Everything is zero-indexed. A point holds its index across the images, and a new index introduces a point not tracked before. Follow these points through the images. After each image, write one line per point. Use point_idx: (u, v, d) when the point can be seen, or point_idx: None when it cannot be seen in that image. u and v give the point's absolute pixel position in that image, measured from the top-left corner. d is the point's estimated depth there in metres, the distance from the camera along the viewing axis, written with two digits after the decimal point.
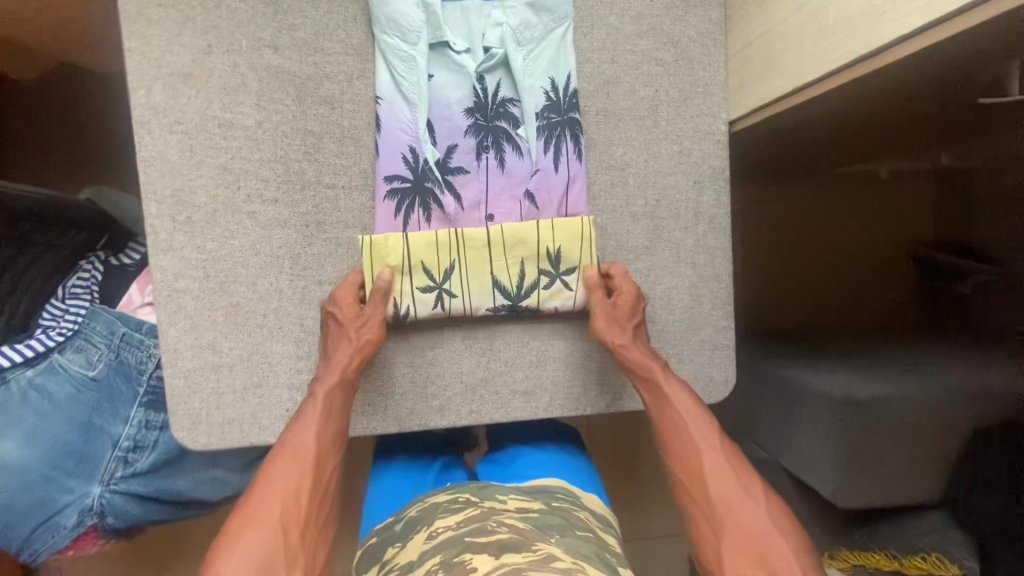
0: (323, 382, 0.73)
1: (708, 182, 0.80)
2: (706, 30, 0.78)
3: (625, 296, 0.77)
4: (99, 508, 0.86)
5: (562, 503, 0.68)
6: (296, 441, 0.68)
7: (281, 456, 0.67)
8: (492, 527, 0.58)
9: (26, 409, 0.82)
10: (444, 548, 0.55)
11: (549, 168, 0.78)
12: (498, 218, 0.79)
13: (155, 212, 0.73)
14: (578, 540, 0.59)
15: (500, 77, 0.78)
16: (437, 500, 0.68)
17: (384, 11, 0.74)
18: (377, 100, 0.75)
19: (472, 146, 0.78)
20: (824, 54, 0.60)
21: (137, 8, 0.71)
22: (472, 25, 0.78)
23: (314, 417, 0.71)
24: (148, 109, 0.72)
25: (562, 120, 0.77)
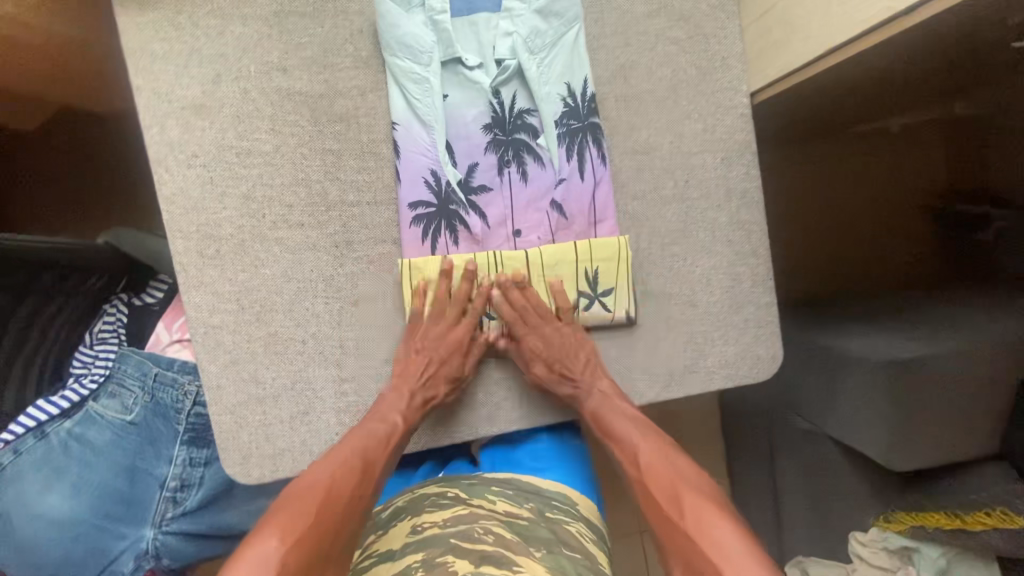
0: (396, 405, 0.73)
1: (736, 157, 0.78)
2: (717, 2, 0.76)
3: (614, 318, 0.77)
4: (155, 550, 0.85)
5: (555, 514, 0.67)
6: (356, 450, 0.67)
7: (332, 457, 0.66)
8: (479, 532, 0.57)
9: (70, 460, 0.81)
10: (427, 547, 0.55)
11: (575, 180, 0.76)
12: (527, 234, 0.77)
13: (183, 249, 0.72)
14: (565, 559, 0.58)
15: (515, 88, 0.76)
16: (426, 493, 0.69)
17: (394, 33, 0.72)
18: (394, 125, 0.74)
19: (493, 164, 0.76)
20: (852, 14, 0.60)
21: (141, 45, 0.70)
22: (481, 37, 0.76)
23: (371, 437, 0.69)
24: (164, 146, 0.71)
25: (583, 126, 0.75)
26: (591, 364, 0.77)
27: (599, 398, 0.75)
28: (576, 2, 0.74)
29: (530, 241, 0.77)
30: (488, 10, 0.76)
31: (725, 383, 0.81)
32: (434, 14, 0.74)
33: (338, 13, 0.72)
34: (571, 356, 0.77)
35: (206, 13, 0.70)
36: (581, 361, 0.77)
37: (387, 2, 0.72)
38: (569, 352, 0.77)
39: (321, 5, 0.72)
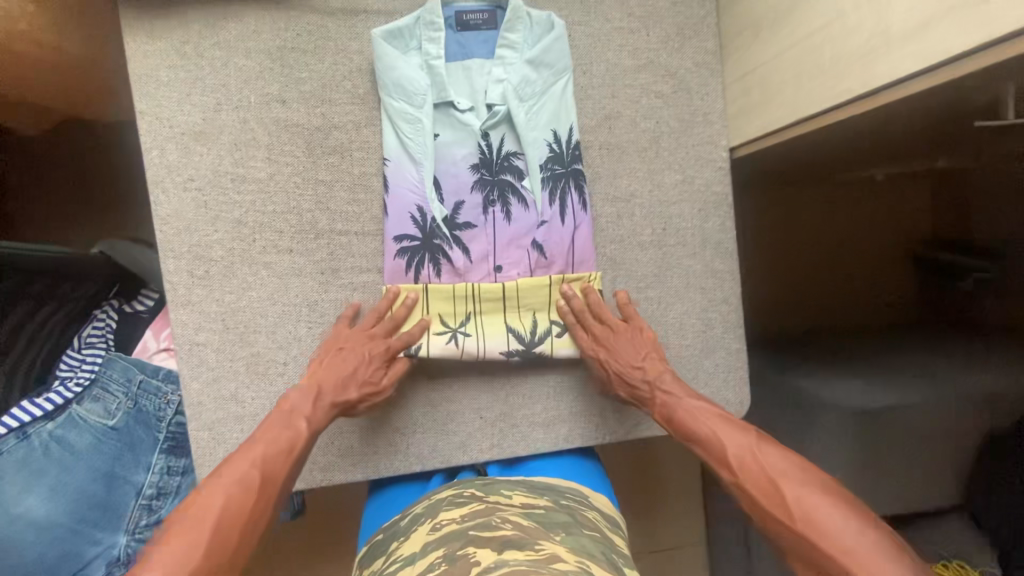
0: (302, 407, 0.70)
1: (713, 209, 0.81)
2: (702, 60, 0.80)
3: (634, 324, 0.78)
4: (127, 558, 0.84)
5: (570, 501, 0.69)
6: (241, 462, 0.64)
7: (223, 474, 0.63)
8: (497, 523, 0.59)
9: (51, 463, 0.81)
10: (448, 542, 0.56)
11: (556, 221, 0.79)
12: (507, 270, 0.80)
13: (173, 268, 0.75)
14: (585, 539, 0.60)
15: (504, 132, 0.79)
16: (442, 496, 0.70)
17: (390, 75, 0.75)
18: (385, 161, 0.77)
19: (478, 202, 0.79)
20: (823, 88, 0.61)
21: (147, 71, 0.73)
22: (473, 82, 0.80)
23: (263, 445, 0.66)
24: (162, 168, 0.74)
25: (566, 171, 0.79)
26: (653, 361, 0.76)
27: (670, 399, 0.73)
28: (567, 54, 0.78)
29: (510, 275, 0.80)
30: (482, 56, 0.81)
31: None
32: (430, 59, 0.78)
33: (338, 52, 0.75)
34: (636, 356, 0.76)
35: (211, 44, 0.74)
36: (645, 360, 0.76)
37: (385, 44, 0.75)
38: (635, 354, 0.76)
39: (323, 43, 0.75)
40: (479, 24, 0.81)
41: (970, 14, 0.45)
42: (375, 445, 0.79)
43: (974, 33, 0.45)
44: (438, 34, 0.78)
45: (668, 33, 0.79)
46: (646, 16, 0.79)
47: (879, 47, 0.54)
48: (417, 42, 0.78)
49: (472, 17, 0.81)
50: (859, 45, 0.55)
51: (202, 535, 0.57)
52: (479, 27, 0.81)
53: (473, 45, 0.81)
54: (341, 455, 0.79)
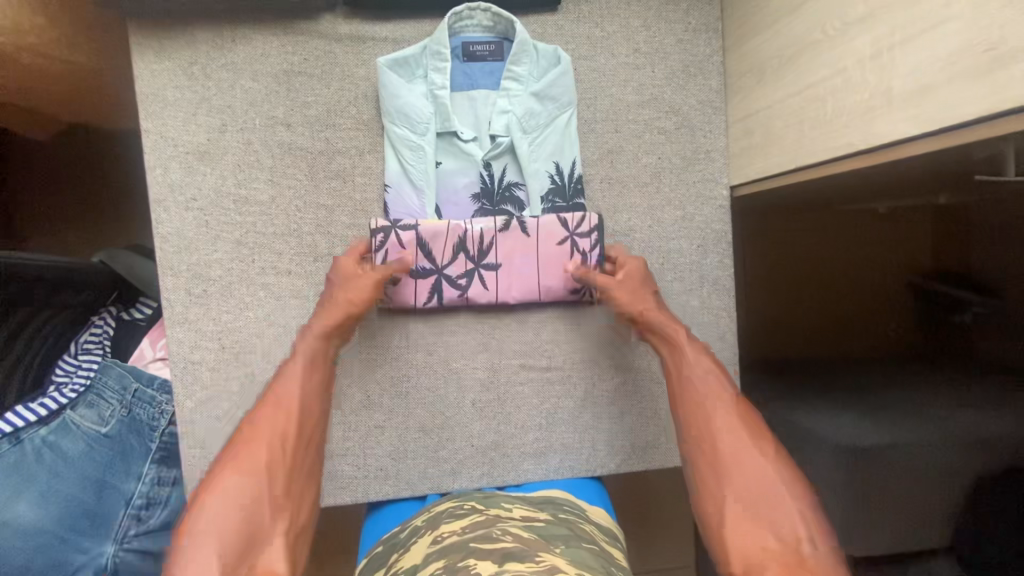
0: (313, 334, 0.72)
1: (712, 246, 0.81)
2: (706, 98, 0.80)
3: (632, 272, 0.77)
4: (114, 567, 0.82)
5: (569, 514, 0.70)
6: (280, 391, 0.67)
7: (267, 405, 0.65)
8: (498, 535, 0.59)
9: (40, 468, 0.80)
10: (450, 553, 0.56)
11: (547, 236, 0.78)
12: (506, 293, 0.78)
13: (172, 286, 0.75)
14: (584, 551, 0.60)
15: (506, 162, 0.81)
16: (442, 509, 0.70)
17: (394, 103, 0.76)
18: (387, 186, 0.77)
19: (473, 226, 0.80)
20: (823, 139, 0.61)
21: (153, 90, 0.73)
22: (478, 113, 0.82)
23: (301, 372, 0.69)
24: (165, 187, 0.74)
25: (568, 204, 0.79)
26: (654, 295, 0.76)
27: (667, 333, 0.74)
28: (571, 89, 0.78)
29: (508, 298, 0.79)
30: (487, 87, 0.82)
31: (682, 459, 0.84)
32: (435, 88, 0.79)
33: (344, 77, 0.76)
34: (638, 284, 0.77)
35: (219, 65, 0.74)
36: (646, 292, 0.76)
37: (389, 73, 0.76)
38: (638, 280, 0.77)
39: (329, 68, 0.76)
40: (485, 55, 0.81)
41: (966, 85, 0.45)
42: (367, 468, 0.79)
43: (971, 104, 0.45)
44: (444, 65, 0.78)
45: (673, 70, 0.79)
46: (651, 52, 0.79)
47: (879, 106, 0.53)
48: (424, 71, 0.79)
49: (478, 48, 0.81)
50: (861, 102, 0.55)
51: (258, 460, 0.60)
52: (485, 58, 0.81)
53: (479, 76, 0.82)
54: (330, 478, 0.79)
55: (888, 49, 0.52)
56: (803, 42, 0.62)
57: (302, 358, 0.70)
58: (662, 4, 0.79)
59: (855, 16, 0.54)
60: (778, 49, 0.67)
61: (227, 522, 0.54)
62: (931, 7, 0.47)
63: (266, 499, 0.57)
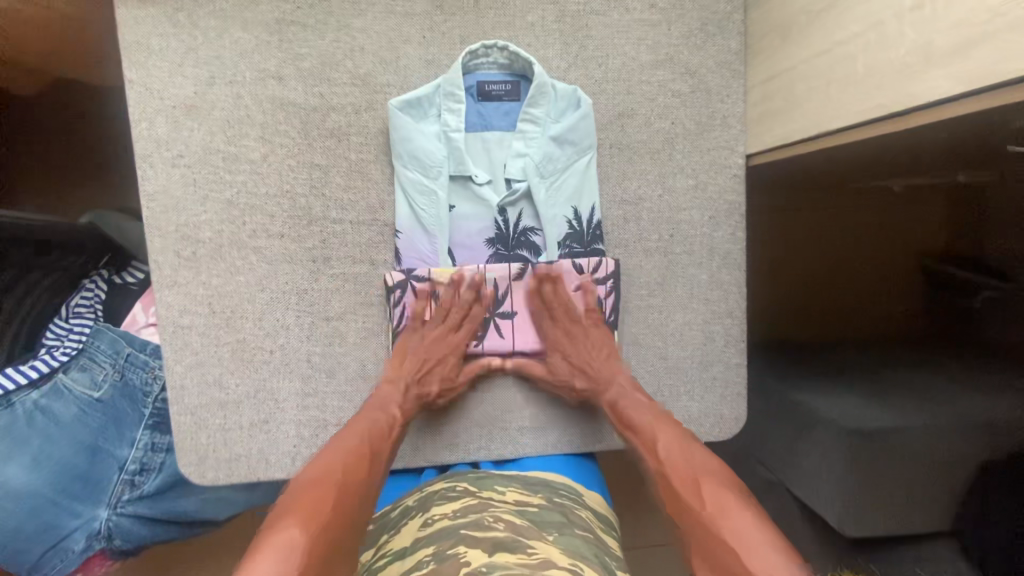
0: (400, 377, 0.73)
1: (723, 218, 0.78)
2: (725, 59, 0.75)
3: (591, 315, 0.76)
4: (107, 531, 0.82)
5: (564, 500, 0.68)
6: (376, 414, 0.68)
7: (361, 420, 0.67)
8: (490, 521, 0.57)
9: (33, 431, 0.78)
10: (438, 540, 0.54)
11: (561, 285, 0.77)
12: (522, 342, 0.79)
13: (160, 247, 0.72)
14: (577, 540, 0.58)
15: (522, 207, 0.78)
16: (435, 490, 0.68)
17: (406, 146, 0.73)
18: (397, 233, 0.75)
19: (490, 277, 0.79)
20: (850, 104, 0.56)
21: (137, 38, 0.69)
22: (493, 156, 0.79)
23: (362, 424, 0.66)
24: (151, 142, 0.71)
25: (586, 250, 0.77)
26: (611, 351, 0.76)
27: (618, 390, 0.73)
28: (592, 134, 0.75)
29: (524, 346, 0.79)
30: (501, 129, 0.79)
31: None
32: (449, 130, 0.76)
33: (339, 29, 0.71)
34: (591, 353, 0.76)
35: (207, 13, 0.70)
36: (597, 358, 0.75)
37: (401, 116, 0.72)
38: (590, 350, 0.76)
39: (324, 18, 0.71)
40: (501, 95, 0.78)
41: (1014, 40, 0.40)
42: None
43: (1014, 62, 0.40)
44: (459, 106, 0.75)
45: (691, 28, 0.75)
46: (668, 8, 0.74)
47: (916, 64, 0.49)
48: (437, 111, 0.75)
49: (494, 88, 0.77)
50: (895, 62, 0.51)
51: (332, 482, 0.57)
52: (501, 98, 0.78)
53: (494, 116, 0.79)
54: None
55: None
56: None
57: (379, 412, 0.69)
58: None
59: None
60: (806, 4, 0.62)
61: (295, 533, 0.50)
62: None
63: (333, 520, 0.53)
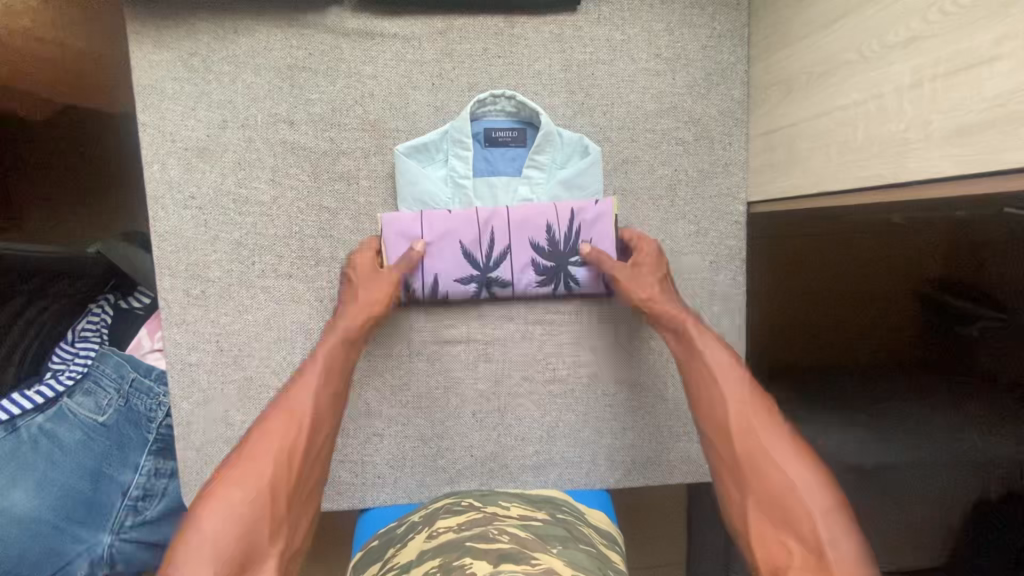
0: (326, 338, 0.70)
1: (724, 263, 0.79)
2: (727, 109, 0.77)
3: (647, 254, 0.75)
4: (109, 557, 0.82)
5: (567, 516, 0.69)
6: (293, 399, 0.64)
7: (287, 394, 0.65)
8: (495, 534, 0.58)
9: (37, 457, 0.78)
10: (445, 551, 0.55)
11: (574, 227, 0.76)
12: (520, 222, 0.75)
13: (169, 286, 0.73)
14: (581, 554, 0.59)
15: None
16: (440, 506, 0.70)
17: (412, 189, 0.75)
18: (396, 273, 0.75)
19: (496, 271, 0.76)
20: (849, 168, 0.58)
21: (151, 82, 0.70)
22: (498, 200, 0.79)
23: (315, 376, 0.67)
24: (162, 184, 0.72)
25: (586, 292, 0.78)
26: (664, 281, 0.75)
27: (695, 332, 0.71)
28: (600, 179, 0.76)
29: (520, 223, 0.75)
30: (508, 174, 0.80)
31: (681, 480, 0.83)
32: (457, 175, 0.77)
33: (350, 74, 0.72)
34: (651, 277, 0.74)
35: (220, 58, 0.71)
36: (658, 278, 0.74)
37: (409, 161, 0.74)
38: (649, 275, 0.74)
39: (335, 64, 0.72)
40: (508, 141, 0.78)
41: (1012, 131, 0.41)
42: (365, 474, 0.79)
43: (1014, 152, 0.41)
44: (467, 152, 0.75)
45: (695, 78, 0.76)
46: (673, 58, 0.75)
47: (914, 139, 0.50)
48: (445, 155, 0.76)
49: (501, 135, 0.78)
50: (895, 134, 0.52)
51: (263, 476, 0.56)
52: (507, 144, 0.78)
53: (500, 162, 0.80)
54: (328, 483, 0.79)
55: (929, 79, 0.48)
56: (836, 62, 0.59)
57: (322, 374, 0.67)
58: (686, 7, 0.74)
59: (896, 41, 0.50)
60: (809, 65, 0.64)
61: (222, 538, 0.50)
62: (981, 41, 0.43)
63: (261, 544, 0.52)
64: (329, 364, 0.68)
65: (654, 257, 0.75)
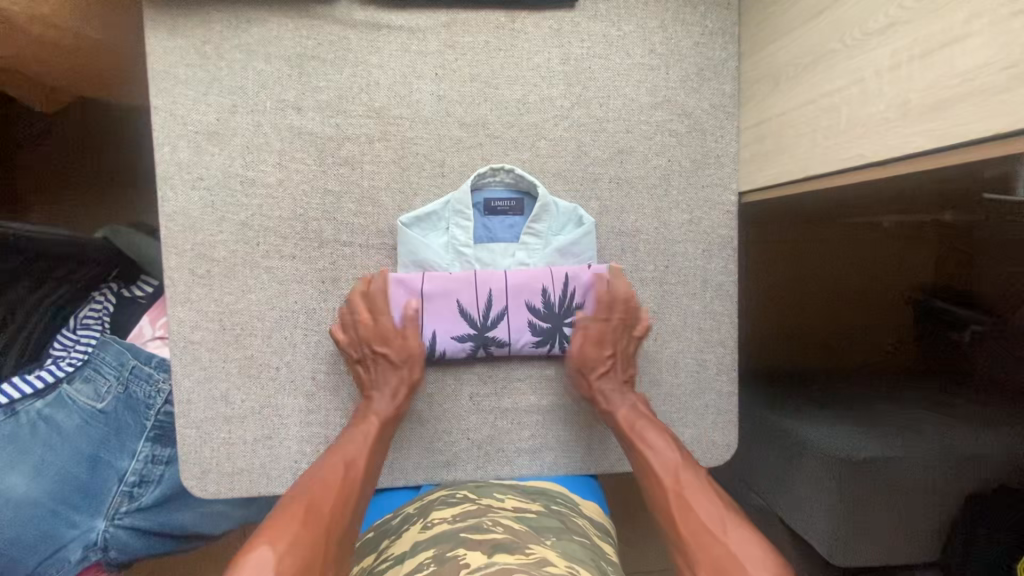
0: (372, 409, 0.75)
1: (716, 250, 0.81)
2: (719, 102, 0.80)
3: (598, 336, 0.79)
4: (103, 542, 0.80)
5: (561, 507, 0.70)
6: (347, 456, 0.70)
7: (336, 454, 0.70)
8: (489, 526, 0.59)
9: (35, 441, 0.77)
10: (439, 543, 0.56)
11: (569, 292, 0.79)
12: (517, 285, 0.78)
13: (175, 265, 0.75)
14: (575, 544, 0.60)
15: None
16: (436, 498, 0.71)
17: (414, 256, 0.78)
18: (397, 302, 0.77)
19: (494, 330, 0.78)
20: (833, 151, 0.60)
21: (165, 67, 0.73)
22: (497, 263, 0.83)
23: (365, 438, 0.72)
24: (172, 165, 0.74)
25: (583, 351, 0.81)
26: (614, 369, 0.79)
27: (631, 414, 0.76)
28: (594, 247, 0.80)
29: (517, 285, 0.78)
30: (506, 240, 0.84)
31: None
32: (457, 243, 0.80)
33: (357, 64, 0.75)
34: (603, 361, 0.78)
35: (232, 46, 0.74)
36: (611, 362, 0.78)
37: (411, 232, 0.77)
38: (599, 359, 0.79)
39: (342, 54, 0.75)
40: (505, 211, 0.82)
41: (981, 102, 0.44)
42: None
43: (983, 122, 0.44)
44: (468, 223, 0.79)
45: (688, 73, 0.79)
46: (667, 54, 0.79)
47: (893, 119, 0.53)
48: (447, 224, 0.79)
49: (499, 204, 0.82)
50: (876, 116, 0.54)
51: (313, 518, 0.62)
52: (505, 213, 0.82)
53: (498, 230, 0.84)
54: None
55: (906, 61, 0.51)
56: (820, 52, 0.62)
57: (367, 431, 0.73)
58: (679, 6, 0.78)
59: (875, 27, 0.54)
60: (795, 57, 0.67)
61: None
62: (953, 22, 0.45)
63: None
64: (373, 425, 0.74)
65: (601, 338, 0.79)
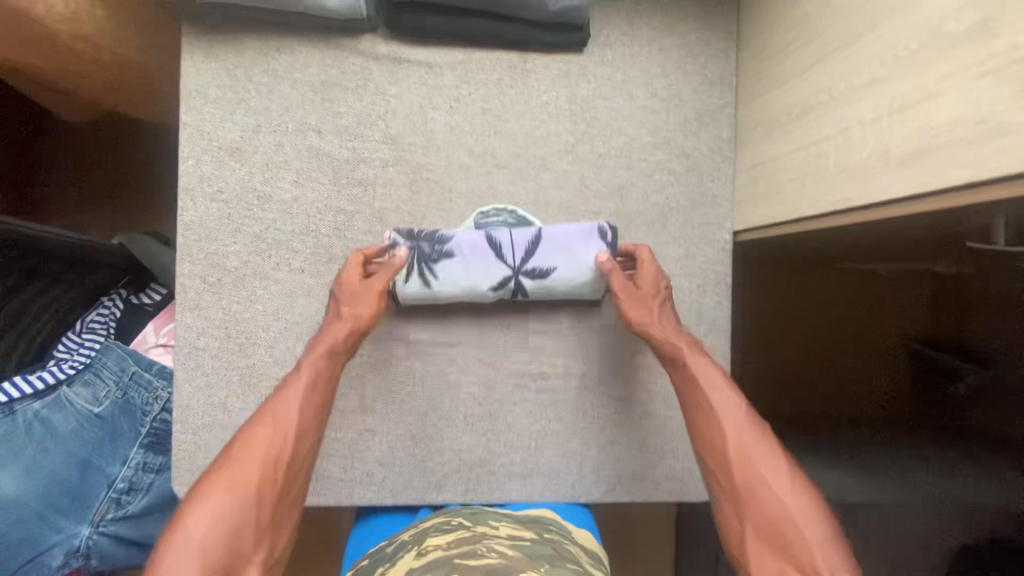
0: (313, 350, 0.72)
1: (711, 286, 0.84)
2: (716, 146, 0.84)
3: (647, 278, 0.77)
4: (86, 550, 0.80)
5: (554, 535, 0.70)
6: (278, 409, 0.66)
7: (268, 409, 0.66)
8: (482, 552, 0.59)
9: (29, 442, 0.78)
10: (433, 569, 0.55)
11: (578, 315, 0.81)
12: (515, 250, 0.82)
13: (188, 272, 0.78)
14: (568, 571, 0.59)
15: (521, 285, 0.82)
16: (429, 525, 0.70)
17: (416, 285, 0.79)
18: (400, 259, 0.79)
19: (505, 271, 0.79)
20: (821, 195, 0.64)
21: (196, 87, 0.78)
22: None
23: (301, 384, 0.69)
24: (194, 177, 0.78)
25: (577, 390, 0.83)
26: (665, 306, 0.76)
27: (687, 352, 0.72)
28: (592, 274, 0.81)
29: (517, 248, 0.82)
30: None
31: (665, 498, 0.84)
32: None
33: (376, 93, 0.80)
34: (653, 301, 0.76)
35: (261, 71, 0.79)
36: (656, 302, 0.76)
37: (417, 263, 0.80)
38: (650, 297, 0.76)
39: (364, 83, 0.80)
40: None
41: (958, 152, 0.47)
42: (354, 471, 0.81)
43: (960, 170, 0.47)
44: None
45: (687, 117, 0.84)
46: (668, 99, 0.84)
47: (876, 167, 0.56)
48: None
49: None
50: (860, 164, 0.58)
51: (249, 484, 0.60)
52: None
53: None
54: (318, 478, 0.80)
55: (887, 114, 0.54)
56: (812, 104, 0.66)
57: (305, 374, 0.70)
58: (681, 55, 0.84)
59: (859, 83, 0.58)
60: (788, 107, 0.71)
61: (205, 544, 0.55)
62: (929, 79, 0.49)
63: (246, 546, 0.57)
64: (317, 370, 0.71)
65: (654, 279, 0.77)
